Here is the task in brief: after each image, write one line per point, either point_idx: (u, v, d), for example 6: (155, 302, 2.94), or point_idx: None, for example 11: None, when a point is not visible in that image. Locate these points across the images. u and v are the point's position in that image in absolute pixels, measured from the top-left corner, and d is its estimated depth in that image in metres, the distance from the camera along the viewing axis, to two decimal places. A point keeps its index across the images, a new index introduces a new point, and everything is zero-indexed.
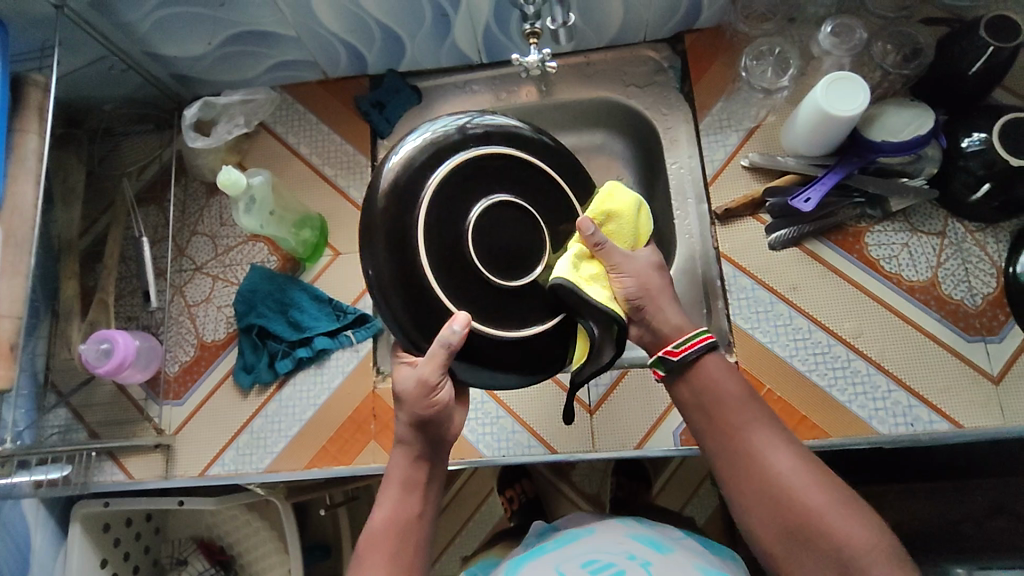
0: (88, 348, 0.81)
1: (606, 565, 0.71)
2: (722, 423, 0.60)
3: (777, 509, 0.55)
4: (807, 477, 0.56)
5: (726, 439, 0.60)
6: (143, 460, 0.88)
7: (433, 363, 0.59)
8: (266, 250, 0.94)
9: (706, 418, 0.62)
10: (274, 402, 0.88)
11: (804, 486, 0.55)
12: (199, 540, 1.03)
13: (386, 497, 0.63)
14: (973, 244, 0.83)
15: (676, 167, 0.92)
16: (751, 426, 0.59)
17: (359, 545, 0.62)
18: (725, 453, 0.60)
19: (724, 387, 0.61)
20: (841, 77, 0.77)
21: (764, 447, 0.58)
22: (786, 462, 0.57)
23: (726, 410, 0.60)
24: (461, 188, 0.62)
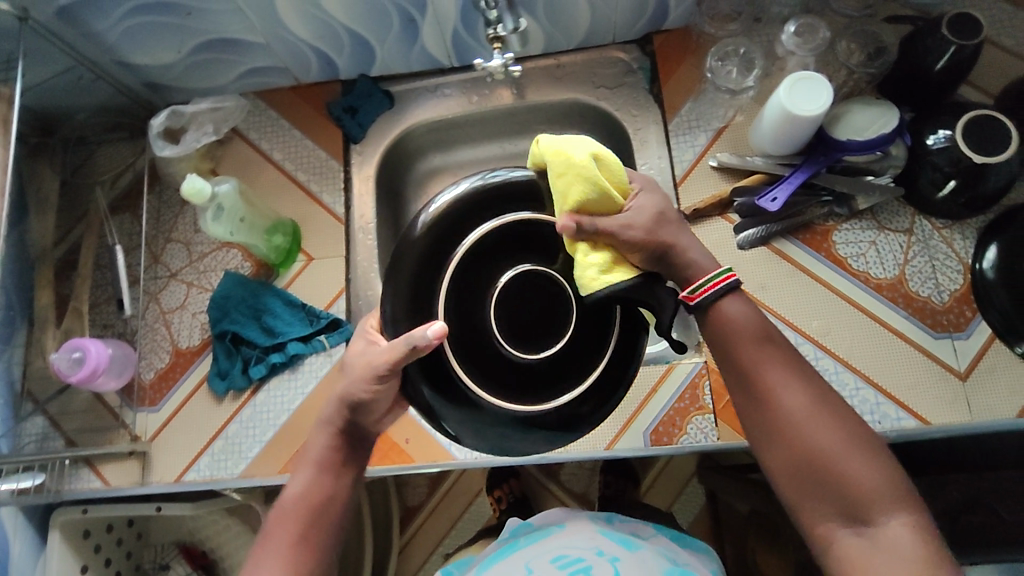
0: (60, 357, 0.82)
1: (575, 560, 0.72)
2: (743, 361, 0.60)
3: (788, 445, 0.57)
4: (818, 415, 0.57)
5: (746, 379, 0.60)
6: (121, 466, 0.88)
7: (392, 352, 0.64)
8: (239, 256, 0.94)
9: (726, 354, 0.61)
10: (249, 408, 0.88)
11: (818, 430, 0.56)
12: (181, 545, 1.04)
13: (300, 475, 0.67)
14: (940, 241, 0.83)
15: (647, 168, 0.91)
16: (765, 364, 0.59)
17: (270, 518, 0.66)
18: (744, 392, 0.60)
19: (741, 325, 0.60)
20: (803, 76, 0.78)
21: (783, 387, 0.58)
22: (799, 400, 0.57)
23: (741, 347, 0.60)
24: (487, 257, 0.70)
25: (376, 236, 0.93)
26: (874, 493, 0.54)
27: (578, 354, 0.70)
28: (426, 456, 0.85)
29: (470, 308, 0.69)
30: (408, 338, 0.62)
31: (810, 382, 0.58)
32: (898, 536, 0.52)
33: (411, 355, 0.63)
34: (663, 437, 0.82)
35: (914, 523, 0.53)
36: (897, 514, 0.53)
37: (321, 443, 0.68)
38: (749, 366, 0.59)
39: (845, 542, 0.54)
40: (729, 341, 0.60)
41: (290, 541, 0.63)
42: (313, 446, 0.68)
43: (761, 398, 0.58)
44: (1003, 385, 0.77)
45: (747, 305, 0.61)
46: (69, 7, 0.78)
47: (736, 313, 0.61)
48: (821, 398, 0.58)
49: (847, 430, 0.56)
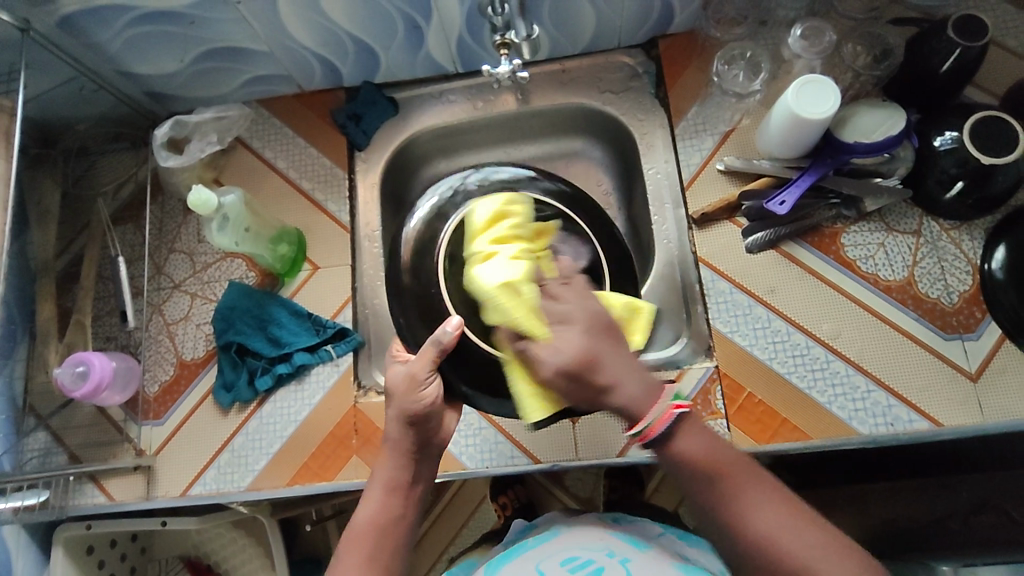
0: (64, 371, 0.81)
1: (585, 562, 0.70)
2: (708, 494, 0.60)
3: (767, 567, 0.57)
4: (788, 533, 0.57)
5: (711, 506, 0.60)
6: (124, 482, 0.87)
7: (424, 359, 0.66)
8: (243, 266, 0.94)
9: (686, 486, 0.61)
10: (255, 420, 0.87)
11: (796, 549, 0.56)
12: (186, 559, 1.03)
13: (371, 496, 0.66)
14: (949, 242, 0.83)
15: (653, 172, 0.92)
16: (727, 487, 0.59)
17: (343, 538, 0.65)
18: (716, 524, 0.60)
19: (696, 450, 0.60)
20: (812, 79, 0.78)
21: (751, 511, 0.58)
22: (765, 522, 0.58)
23: (700, 475, 0.59)
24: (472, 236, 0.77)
25: (381, 243, 0.94)
26: None
27: None
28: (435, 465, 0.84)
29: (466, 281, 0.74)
30: (433, 339, 0.67)
31: (777, 499, 0.59)
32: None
33: (440, 356, 0.67)
34: None
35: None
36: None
37: (391, 463, 0.67)
38: (713, 498, 0.59)
39: None
40: (691, 476, 0.60)
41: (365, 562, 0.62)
42: (381, 469, 0.67)
43: (732, 527, 0.59)
44: (1015, 386, 0.77)
45: (696, 430, 0.61)
46: (71, 16, 0.77)
47: (690, 444, 0.60)
48: (791, 514, 0.58)
49: (823, 543, 0.57)
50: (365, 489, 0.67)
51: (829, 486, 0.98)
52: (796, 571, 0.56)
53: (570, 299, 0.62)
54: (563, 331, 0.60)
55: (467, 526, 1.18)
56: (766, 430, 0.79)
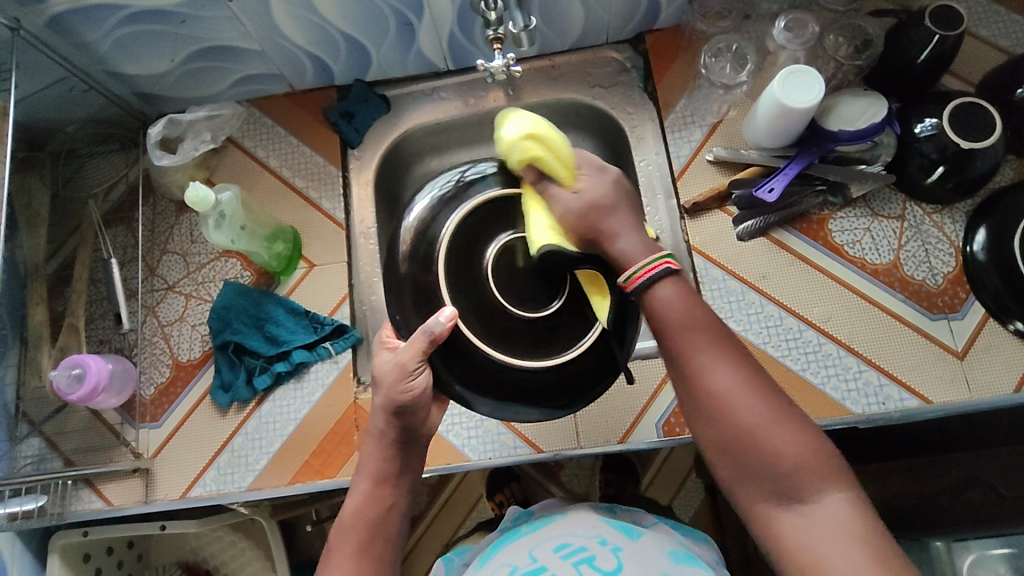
0: (59, 374, 0.81)
1: (579, 548, 0.71)
2: (672, 344, 0.59)
3: (720, 424, 0.56)
4: (750, 395, 0.56)
5: (680, 361, 0.59)
6: (123, 486, 0.86)
7: (413, 349, 0.65)
8: (238, 266, 0.93)
9: (658, 341, 0.60)
10: (254, 419, 0.87)
11: (749, 409, 0.56)
12: (184, 564, 1.02)
13: (356, 488, 0.66)
14: (932, 226, 0.85)
15: (644, 164, 0.94)
16: (700, 346, 0.58)
17: (332, 531, 0.66)
18: (676, 375, 0.59)
19: (670, 309, 0.59)
20: (797, 69, 0.80)
21: (711, 366, 0.57)
22: (730, 381, 0.57)
23: (670, 332, 0.59)
24: (471, 236, 0.71)
25: (377, 240, 0.95)
26: (807, 472, 0.54)
27: (572, 322, 0.71)
28: (437, 459, 0.85)
29: (471, 287, 0.70)
30: (423, 328, 0.65)
31: (744, 364, 0.58)
32: (832, 512, 0.53)
33: (431, 346, 0.65)
34: (675, 428, 0.82)
35: (849, 503, 0.53)
36: (832, 493, 0.53)
37: (374, 453, 0.67)
38: (675, 352, 0.59)
39: (783, 521, 0.54)
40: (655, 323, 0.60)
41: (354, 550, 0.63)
42: (367, 459, 0.67)
43: (691, 380, 0.58)
44: (999, 362, 0.79)
45: (676, 286, 0.60)
46: (61, 16, 0.77)
47: (665, 291, 0.59)
48: (756, 381, 0.57)
49: (779, 413, 0.56)
50: (351, 482, 0.67)
51: None
52: (745, 430, 0.55)
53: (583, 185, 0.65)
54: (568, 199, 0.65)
55: (464, 524, 1.18)
56: None
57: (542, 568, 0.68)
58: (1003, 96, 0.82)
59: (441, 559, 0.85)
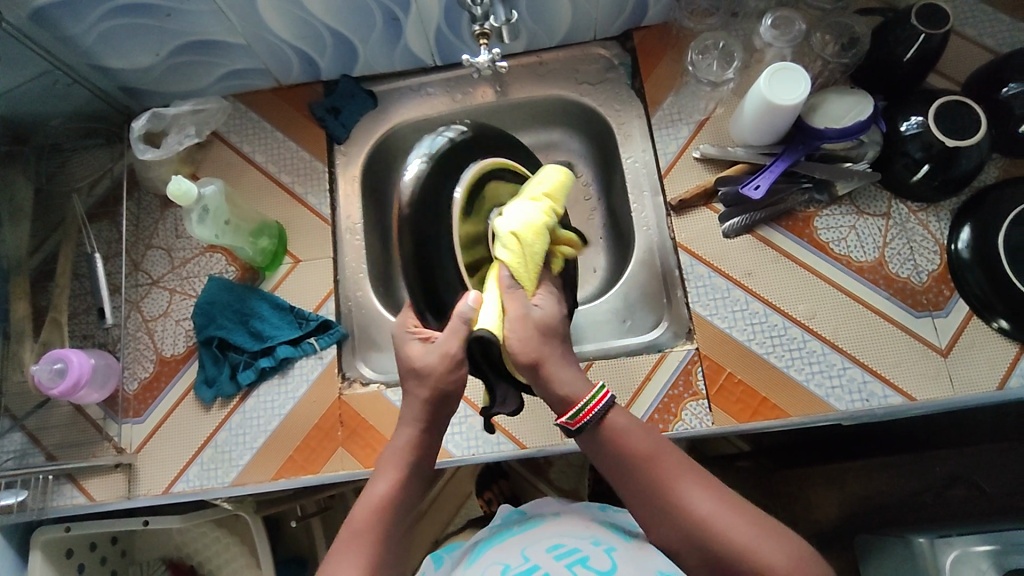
0: (41, 368, 0.81)
1: (571, 550, 0.68)
2: (637, 480, 0.59)
3: (707, 549, 0.55)
4: (728, 516, 0.55)
5: (652, 493, 0.58)
6: (104, 481, 0.85)
7: (454, 336, 0.64)
8: (223, 261, 0.93)
9: (626, 478, 0.59)
10: (238, 414, 0.86)
11: (734, 531, 0.54)
12: (169, 561, 1.02)
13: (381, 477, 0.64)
14: (917, 223, 0.85)
15: (631, 161, 0.94)
16: (669, 475, 0.58)
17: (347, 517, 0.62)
18: (650, 510, 0.58)
19: (628, 440, 0.60)
20: (783, 67, 0.80)
21: (684, 493, 0.57)
22: (706, 505, 0.56)
23: (636, 464, 0.59)
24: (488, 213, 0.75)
25: (363, 235, 0.95)
26: None
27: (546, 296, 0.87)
28: None
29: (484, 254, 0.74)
30: (456, 313, 0.64)
31: (711, 486, 0.58)
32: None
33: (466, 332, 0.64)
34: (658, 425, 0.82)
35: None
36: None
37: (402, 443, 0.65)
38: (644, 484, 0.58)
39: None
40: (618, 460, 0.60)
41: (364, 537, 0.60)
42: (396, 448, 0.65)
43: (668, 509, 0.57)
44: (983, 359, 0.79)
45: (622, 422, 0.60)
46: (43, 9, 0.77)
47: (618, 424, 0.60)
48: (729, 499, 0.57)
49: (759, 526, 0.55)
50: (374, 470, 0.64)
51: (805, 466, 1.00)
52: (733, 553, 0.54)
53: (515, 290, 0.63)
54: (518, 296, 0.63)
55: (452, 521, 1.18)
56: (746, 410, 0.81)
57: (533, 567, 0.66)
58: (990, 95, 0.82)
59: (431, 557, 0.85)
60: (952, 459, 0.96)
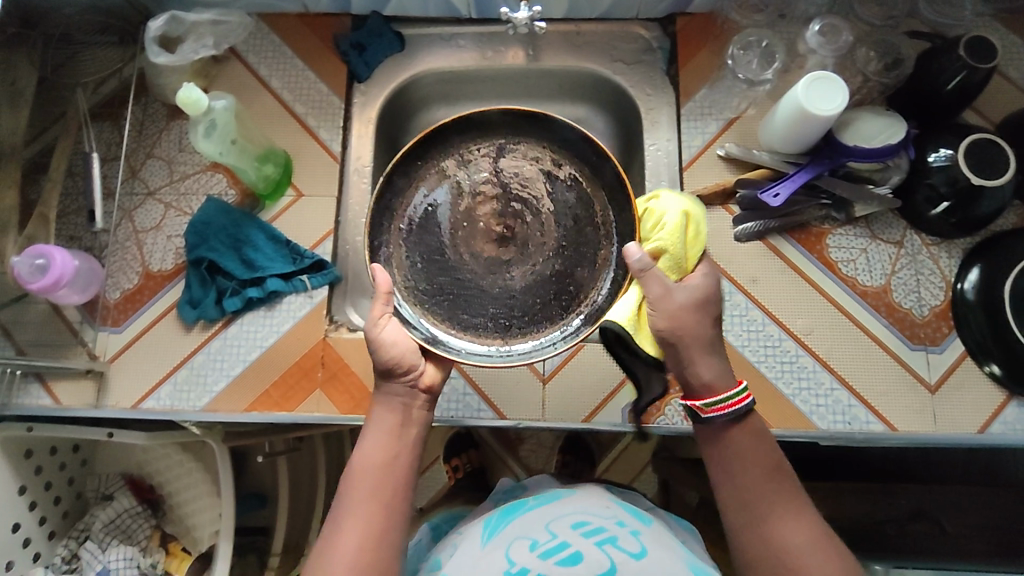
0: (21, 262, 0.79)
1: (596, 530, 0.65)
2: (747, 492, 0.62)
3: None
4: (819, 552, 0.59)
5: (753, 508, 0.62)
6: (74, 386, 0.84)
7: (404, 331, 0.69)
8: (224, 182, 0.91)
9: (736, 487, 0.63)
10: (219, 340, 0.85)
11: (818, 569, 0.58)
12: (128, 477, 1.01)
13: (370, 446, 0.66)
14: (927, 257, 0.85)
15: (654, 148, 0.91)
16: (773, 500, 0.62)
17: (344, 479, 0.65)
18: (744, 522, 0.62)
19: (738, 447, 0.63)
20: (822, 76, 0.78)
21: (784, 520, 0.61)
22: (801, 536, 0.60)
23: (747, 474, 0.63)
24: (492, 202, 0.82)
25: (370, 179, 0.92)
26: None
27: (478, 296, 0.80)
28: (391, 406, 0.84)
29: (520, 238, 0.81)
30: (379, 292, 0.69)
31: (810, 516, 0.62)
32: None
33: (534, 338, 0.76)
34: (641, 415, 0.82)
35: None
36: None
37: (374, 466, 0.65)
38: (753, 500, 0.62)
39: None
40: (733, 465, 0.63)
41: (351, 566, 0.60)
42: (380, 419, 0.68)
43: (756, 522, 0.61)
44: (968, 401, 0.80)
45: (755, 432, 0.64)
46: None
47: (749, 434, 0.64)
48: (824, 538, 0.60)
49: (841, 565, 0.59)
50: (363, 438, 0.67)
51: None
52: None
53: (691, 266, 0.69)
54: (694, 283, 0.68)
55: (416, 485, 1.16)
56: None
57: (563, 545, 0.63)
58: None
59: (428, 526, 0.86)
60: (918, 495, 0.97)
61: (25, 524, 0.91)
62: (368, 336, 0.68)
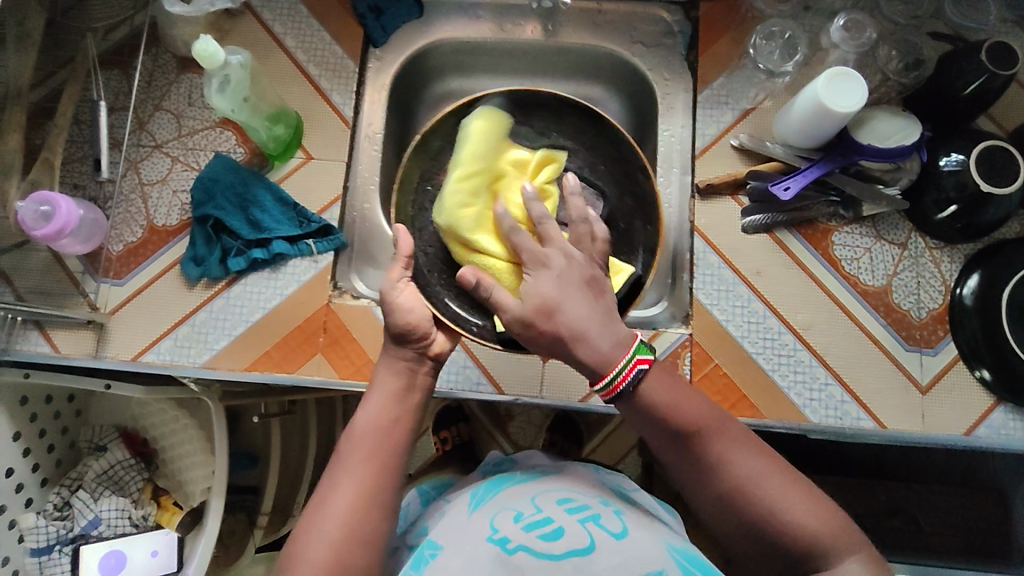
0: (26, 207, 0.78)
1: (581, 506, 0.66)
2: (680, 448, 0.60)
3: (739, 514, 0.57)
4: (768, 478, 0.57)
5: (693, 458, 0.60)
6: (73, 335, 0.84)
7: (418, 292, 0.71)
8: (233, 139, 0.90)
9: (669, 445, 0.61)
10: (221, 299, 0.84)
11: (770, 491, 0.57)
12: (122, 430, 1.01)
13: (370, 405, 0.67)
14: (930, 260, 0.86)
15: (668, 133, 0.92)
16: (710, 441, 0.59)
17: (342, 440, 0.66)
18: (688, 473, 0.60)
19: (657, 402, 0.60)
20: (843, 71, 0.78)
21: (724, 456, 0.59)
22: (745, 464, 0.58)
23: (675, 428, 0.60)
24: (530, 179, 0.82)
25: (381, 147, 0.92)
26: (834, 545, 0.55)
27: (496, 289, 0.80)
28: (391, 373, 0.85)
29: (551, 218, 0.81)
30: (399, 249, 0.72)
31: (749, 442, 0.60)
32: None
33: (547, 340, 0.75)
34: None
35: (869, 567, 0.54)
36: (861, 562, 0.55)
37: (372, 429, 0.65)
38: (686, 452, 0.60)
39: None
40: (658, 424, 0.60)
41: (347, 520, 0.60)
42: (382, 381, 0.68)
43: (700, 470, 0.59)
44: (957, 404, 0.81)
45: (660, 381, 0.61)
46: None
47: (655, 390, 0.60)
48: (765, 460, 0.59)
49: (789, 481, 0.57)
50: (363, 399, 0.68)
51: None
52: (767, 515, 0.56)
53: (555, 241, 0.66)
54: (540, 275, 0.64)
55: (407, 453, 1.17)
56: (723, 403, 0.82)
57: (547, 519, 0.63)
58: None
59: (417, 492, 0.87)
60: (899, 492, 0.99)
61: (18, 470, 0.92)
62: (387, 298, 0.70)
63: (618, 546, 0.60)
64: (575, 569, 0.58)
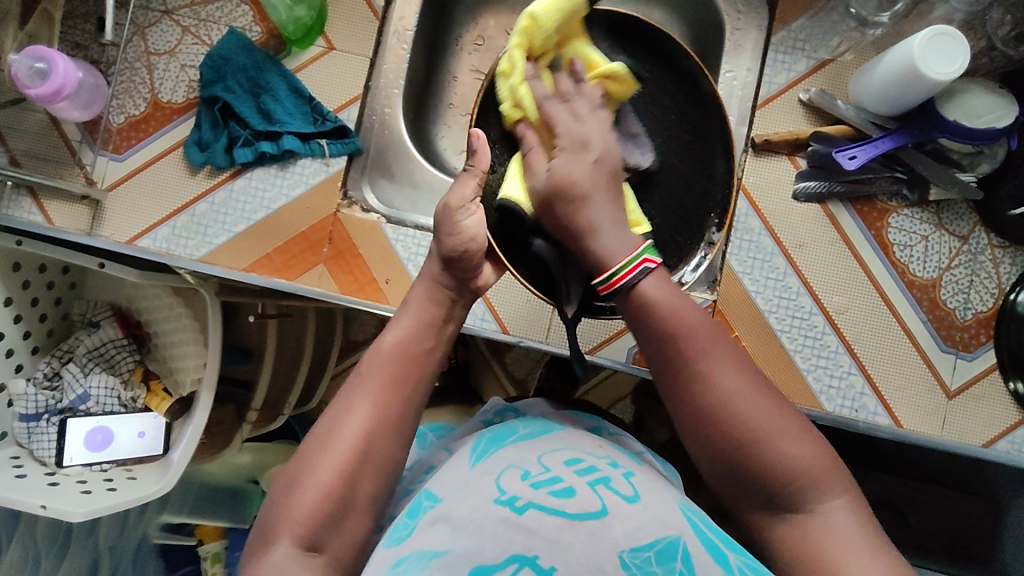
0: (20, 61, 0.72)
1: (589, 467, 0.54)
2: (668, 358, 0.53)
3: (717, 434, 0.51)
4: (755, 399, 0.51)
5: (680, 368, 0.52)
6: (68, 209, 0.79)
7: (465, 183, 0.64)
8: (249, 15, 0.81)
9: (658, 353, 0.53)
10: (224, 191, 0.79)
11: (754, 415, 0.50)
12: (115, 308, 0.99)
13: (399, 323, 0.62)
14: (989, 259, 0.78)
15: (729, 75, 0.84)
16: (704, 353, 0.52)
17: (363, 357, 0.61)
18: (671, 386, 0.53)
19: (656, 302, 0.53)
20: (943, 31, 0.68)
21: (714, 370, 0.52)
22: (734, 382, 0.51)
23: (670, 334, 0.52)
24: None
25: (410, 46, 0.84)
26: (808, 476, 0.50)
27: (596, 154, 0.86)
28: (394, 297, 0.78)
29: None
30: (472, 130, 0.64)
31: (743, 363, 0.53)
32: (841, 525, 0.49)
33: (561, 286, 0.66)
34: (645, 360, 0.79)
35: (853, 509, 0.49)
36: (834, 499, 0.49)
37: (390, 356, 0.60)
38: (672, 362, 0.53)
39: (778, 533, 0.51)
40: (649, 327, 0.53)
41: (339, 430, 0.55)
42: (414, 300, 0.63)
43: (690, 390, 0.52)
44: (983, 415, 0.77)
45: (660, 284, 0.54)
46: None
47: (655, 289, 0.53)
48: (756, 380, 0.52)
49: (776, 407, 0.51)
50: (395, 316, 0.63)
51: None
52: (747, 437, 0.50)
53: (592, 125, 0.59)
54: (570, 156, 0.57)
55: None
56: None
57: (556, 478, 0.52)
58: None
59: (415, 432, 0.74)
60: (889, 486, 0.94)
61: (9, 335, 0.91)
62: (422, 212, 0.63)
63: (635, 517, 0.49)
64: (588, 539, 0.47)
